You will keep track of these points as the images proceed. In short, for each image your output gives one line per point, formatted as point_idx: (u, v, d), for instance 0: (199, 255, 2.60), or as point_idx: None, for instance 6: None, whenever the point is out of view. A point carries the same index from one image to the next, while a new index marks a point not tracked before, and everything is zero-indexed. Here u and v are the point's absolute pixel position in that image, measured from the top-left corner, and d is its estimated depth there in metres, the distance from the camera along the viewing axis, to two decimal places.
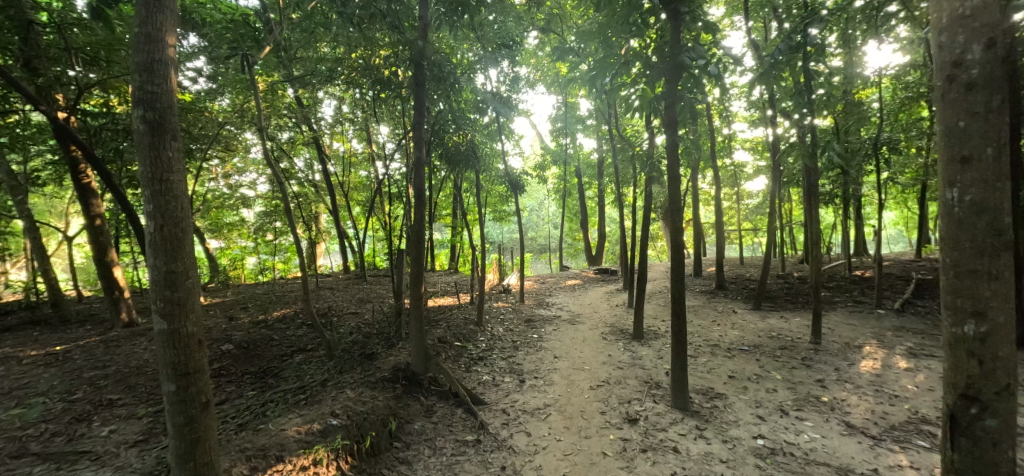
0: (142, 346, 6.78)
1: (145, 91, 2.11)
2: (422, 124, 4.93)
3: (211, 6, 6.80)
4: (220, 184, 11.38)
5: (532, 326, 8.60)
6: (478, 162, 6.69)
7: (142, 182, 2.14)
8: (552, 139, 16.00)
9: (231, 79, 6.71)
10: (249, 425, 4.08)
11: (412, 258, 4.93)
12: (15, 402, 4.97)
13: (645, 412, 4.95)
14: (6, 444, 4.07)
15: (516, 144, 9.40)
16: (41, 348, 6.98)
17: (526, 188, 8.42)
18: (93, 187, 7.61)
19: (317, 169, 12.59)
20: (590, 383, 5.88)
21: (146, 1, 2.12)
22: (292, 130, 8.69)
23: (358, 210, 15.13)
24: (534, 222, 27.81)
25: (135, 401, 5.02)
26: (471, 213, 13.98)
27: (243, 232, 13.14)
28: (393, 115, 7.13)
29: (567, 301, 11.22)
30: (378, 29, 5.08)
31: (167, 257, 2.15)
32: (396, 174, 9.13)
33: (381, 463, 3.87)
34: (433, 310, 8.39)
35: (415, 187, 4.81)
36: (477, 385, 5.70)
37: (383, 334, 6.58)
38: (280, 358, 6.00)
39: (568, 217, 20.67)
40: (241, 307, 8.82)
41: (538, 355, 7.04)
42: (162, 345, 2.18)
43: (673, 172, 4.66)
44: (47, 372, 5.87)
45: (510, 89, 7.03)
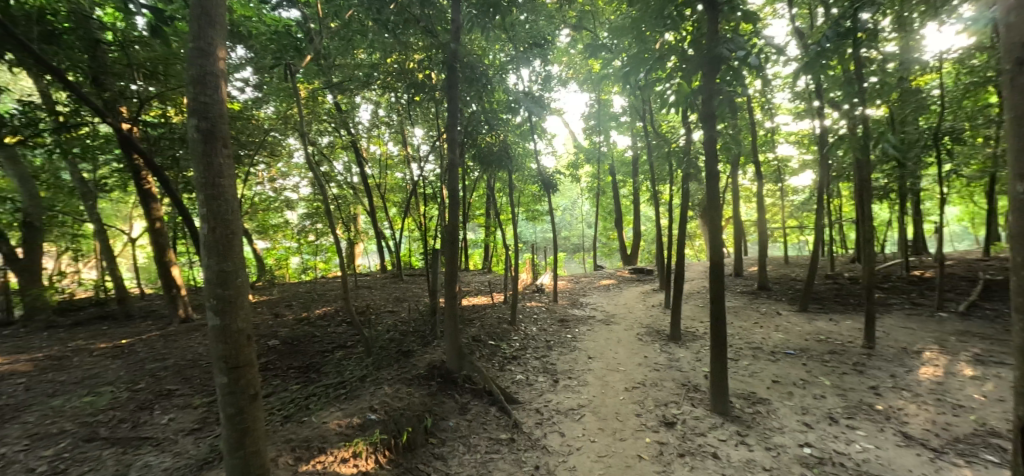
0: (197, 340, 7.24)
1: (198, 102, 2.23)
2: (455, 126, 4.98)
3: (257, 20, 7.18)
4: (266, 188, 12.01)
5: (565, 326, 8.55)
6: (511, 163, 6.72)
7: (197, 188, 2.28)
8: (585, 138, 15.85)
9: (276, 88, 7.07)
10: (294, 418, 4.27)
11: (446, 258, 5.01)
12: (88, 390, 5.42)
13: (683, 416, 4.82)
14: (79, 429, 4.45)
15: (549, 143, 9.38)
16: (109, 341, 7.57)
17: (559, 187, 8.37)
18: (153, 192, 8.18)
19: (355, 172, 13.03)
20: (625, 385, 5.78)
21: (198, 17, 2.25)
22: (332, 135, 9.03)
23: (395, 211, 15.57)
24: (568, 221, 27.62)
25: (191, 391, 5.36)
26: (504, 213, 14.08)
27: (288, 233, 13.80)
28: (427, 117, 7.27)
29: (601, 301, 11.08)
30: (412, 35, 5.20)
31: (219, 257, 2.28)
32: (431, 175, 9.30)
33: (417, 458, 3.94)
34: (467, 309, 8.50)
35: (449, 188, 4.86)
36: (511, 383, 5.72)
37: (418, 333, 6.74)
38: (322, 354, 6.25)
39: (602, 216, 20.42)
40: (286, 305, 9.25)
41: (572, 355, 6.98)
42: (215, 340, 2.31)
43: (712, 168, 4.50)
44: (115, 363, 6.37)
45: (542, 88, 7.01)
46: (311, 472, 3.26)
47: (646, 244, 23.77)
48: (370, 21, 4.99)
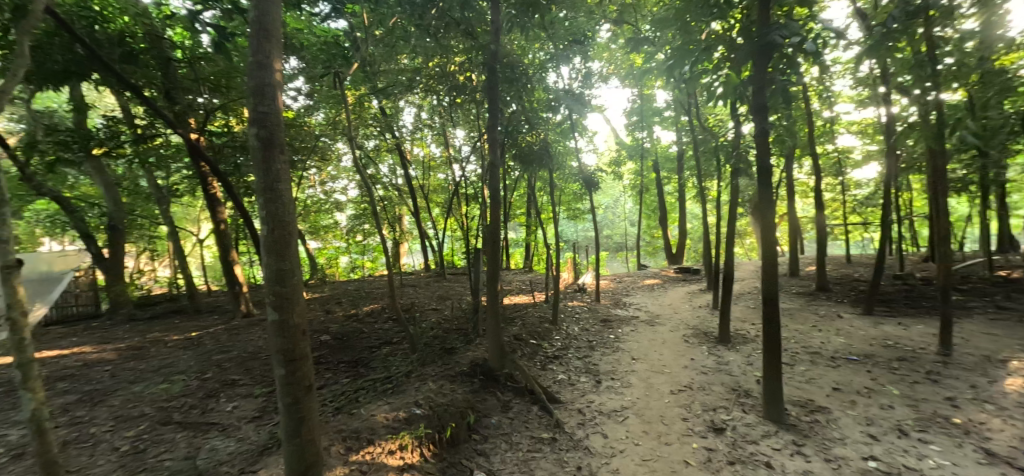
0: (257, 334, 7.74)
1: (258, 112, 2.38)
2: (496, 125, 5.01)
3: (308, 32, 7.56)
4: (317, 191, 12.69)
5: (608, 326, 8.42)
6: (552, 162, 6.69)
7: (258, 192, 2.43)
8: (627, 135, 15.50)
9: (326, 95, 7.43)
10: (345, 409, 4.48)
11: (488, 257, 5.06)
12: (163, 378, 5.93)
13: (733, 422, 4.61)
14: (156, 413, 4.88)
15: (590, 141, 9.24)
16: (181, 334, 8.25)
17: (601, 185, 8.24)
18: (218, 196, 8.79)
19: (400, 174, 13.46)
20: (670, 388, 5.61)
21: (256, 33, 2.40)
22: (378, 138, 9.37)
23: (438, 211, 15.98)
24: (610, 220, 27.12)
25: (252, 382, 5.73)
26: (545, 212, 14.04)
27: (338, 233, 14.48)
28: (468, 118, 7.38)
29: (645, 301, 10.82)
30: (452, 38, 5.29)
31: (277, 257, 2.42)
32: (472, 175, 9.44)
33: (461, 453, 4.01)
34: (508, 308, 8.56)
35: (489, 188, 4.89)
36: (553, 383, 5.70)
37: (461, 331, 6.87)
38: (369, 349, 6.51)
39: (646, 214, 19.91)
40: (336, 302, 9.71)
41: (615, 356, 6.86)
42: (274, 333, 2.46)
43: (763, 163, 4.27)
44: (186, 354, 6.93)
45: (582, 85, 6.91)
46: (361, 461, 3.40)
47: (693, 243, 22.92)
48: (412, 27, 5.12)
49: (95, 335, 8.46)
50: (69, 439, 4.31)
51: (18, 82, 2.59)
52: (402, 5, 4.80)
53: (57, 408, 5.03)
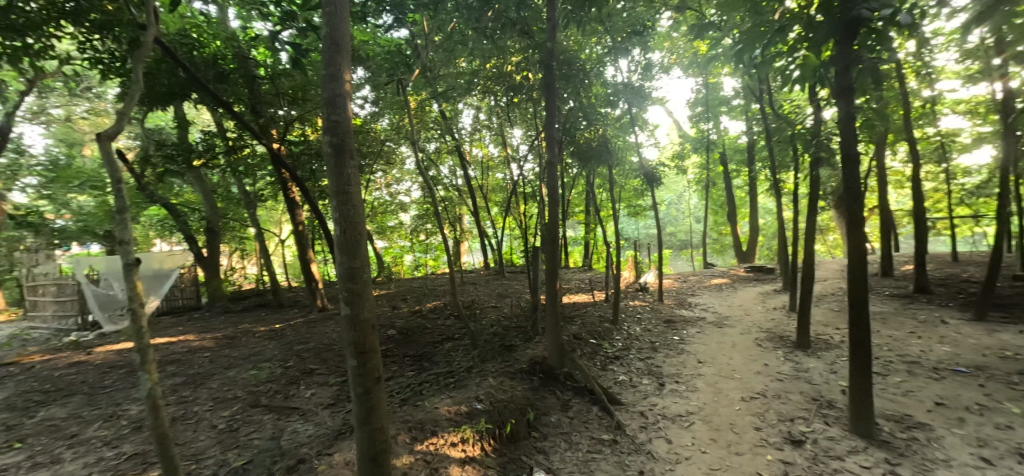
0: (331, 328, 8.34)
1: (331, 121, 2.54)
2: (554, 123, 4.98)
3: (373, 43, 7.98)
4: (383, 193, 13.40)
5: (672, 327, 8.08)
6: (611, 157, 6.52)
7: (332, 195, 2.59)
8: (692, 126, 14.76)
9: (390, 102, 7.80)
10: (410, 401, 4.69)
11: (547, 255, 5.05)
12: (252, 365, 6.56)
13: (813, 435, 4.24)
14: (247, 396, 5.41)
15: (652, 135, 8.92)
16: (267, 325, 9.07)
17: (663, 180, 7.92)
18: (297, 200, 9.54)
19: (460, 175, 13.83)
20: (740, 395, 5.27)
21: (328, 48, 2.56)
22: (439, 141, 9.69)
23: (496, 210, 16.25)
24: (674, 217, 25.95)
25: (327, 371, 6.17)
26: (605, 209, 13.73)
27: (403, 233, 15.19)
28: (526, 117, 7.41)
29: (712, 302, 10.27)
30: (509, 39, 5.33)
31: (348, 255, 2.56)
32: (530, 174, 9.48)
33: (521, 450, 4.05)
34: (567, 307, 8.49)
35: (548, 187, 4.88)
36: (614, 384, 5.58)
37: (521, 328, 6.93)
38: (432, 345, 6.76)
39: (713, 209, 18.85)
40: (401, 298, 10.17)
41: (679, 358, 6.58)
42: (347, 326, 2.61)
43: (849, 150, 3.88)
44: (271, 344, 7.61)
45: (643, 77, 6.67)
46: (426, 451, 3.54)
47: (765, 240, 21.36)
48: (469, 30, 5.21)
49: (197, 325, 9.55)
50: (178, 415, 4.91)
51: (135, 103, 2.95)
52: (459, 10, 4.87)
53: (168, 388, 5.76)
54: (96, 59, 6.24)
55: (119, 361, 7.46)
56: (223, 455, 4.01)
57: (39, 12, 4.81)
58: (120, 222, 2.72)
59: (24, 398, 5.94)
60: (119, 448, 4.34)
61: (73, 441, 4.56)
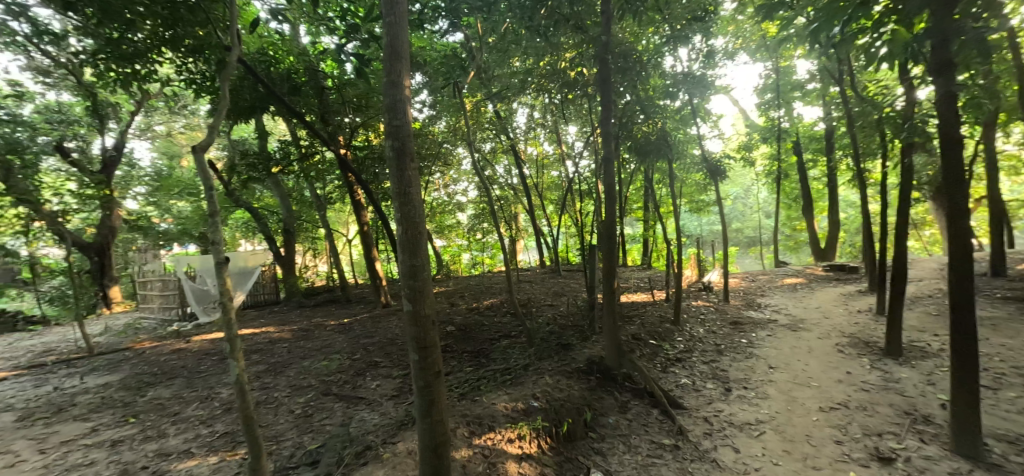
0: (395, 323, 8.76)
1: (393, 125, 2.66)
2: (610, 118, 4.88)
3: (430, 48, 8.23)
4: (441, 193, 13.84)
5: (739, 329, 7.63)
6: (671, 151, 6.27)
7: (394, 197, 2.70)
8: (760, 115, 13.83)
9: (448, 105, 8.03)
10: (468, 395, 4.81)
11: (604, 253, 4.96)
12: (325, 356, 7.06)
13: (906, 453, 3.81)
14: (319, 385, 5.82)
15: (715, 125, 8.47)
16: (337, 320, 9.71)
17: (728, 173, 7.51)
18: (362, 201, 10.09)
19: (515, 174, 13.97)
20: (818, 405, 4.87)
21: (388, 56, 2.67)
22: (494, 141, 9.84)
23: (552, 209, 16.20)
24: (741, 212, 24.44)
25: (391, 364, 6.49)
26: (664, 205, 13.25)
27: (460, 232, 15.72)
28: (581, 113, 7.32)
29: (785, 303, 9.56)
30: (563, 36, 5.30)
31: (410, 254, 2.65)
32: (586, 171, 9.36)
33: (578, 450, 4.00)
34: (625, 306, 8.30)
35: (604, 183, 4.79)
36: (675, 387, 5.37)
37: (578, 327, 6.85)
38: (490, 341, 6.88)
39: (785, 203, 17.52)
40: (460, 295, 10.46)
41: (747, 362, 6.20)
42: (409, 322, 2.70)
43: (949, 132, 3.45)
44: (341, 337, 8.15)
45: (705, 65, 6.33)
46: (484, 445, 3.61)
47: (847, 235, 19.53)
48: (523, 29, 5.23)
49: (276, 318, 10.43)
50: (261, 400, 5.40)
51: (223, 117, 3.26)
52: (513, 10, 4.86)
53: (253, 375, 6.35)
54: (191, 80, 7.00)
55: (213, 349, 8.35)
56: (299, 438, 4.35)
57: (144, 41, 5.45)
58: (213, 224, 3.04)
59: (138, 379, 6.83)
60: (213, 427, 4.85)
61: (176, 419, 5.16)
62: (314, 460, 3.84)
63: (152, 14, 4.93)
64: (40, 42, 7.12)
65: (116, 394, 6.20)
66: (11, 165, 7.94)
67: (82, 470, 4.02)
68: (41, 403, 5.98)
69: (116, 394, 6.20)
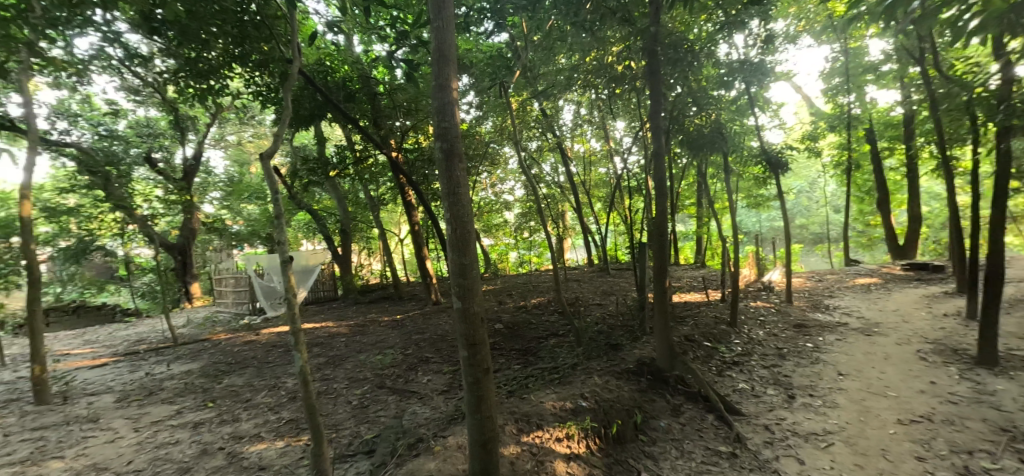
0: (445, 320, 9.01)
1: (441, 127, 2.72)
2: (660, 112, 4.73)
3: (477, 51, 8.35)
4: (489, 193, 14.04)
5: (804, 332, 7.14)
6: (727, 144, 5.96)
7: (444, 198, 2.76)
8: (826, 101, 12.83)
9: (494, 105, 8.14)
10: (517, 393, 4.85)
11: (655, 251, 4.82)
12: (379, 350, 7.39)
13: (1003, 474, 3.40)
14: (374, 379, 6.09)
15: (776, 115, 7.97)
16: (391, 316, 10.13)
17: (791, 165, 7.04)
18: (412, 202, 10.43)
19: (563, 172, 13.92)
20: (896, 417, 4.46)
21: (437, 61, 2.73)
22: (541, 139, 9.84)
23: (599, 206, 15.97)
24: (805, 207, 22.83)
25: (440, 360, 6.68)
26: (719, 201, 12.65)
27: (507, 231, 15.91)
28: (629, 108, 7.16)
29: (857, 305, 8.81)
30: (609, 29, 5.18)
31: (459, 253, 2.69)
32: (635, 167, 9.12)
33: (628, 453, 3.91)
34: (678, 306, 8.02)
35: (655, 179, 4.64)
36: (732, 392, 5.12)
37: (627, 327, 6.71)
38: (538, 340, 6.90)
39: (856, 197, 16.14)
40: (508, 294, 10.57)
41: (813, 368, 5.79)
42: (459, 320, 2.75)
43: None
44: (395, 332, 8.50)
45: (763, 51, 5.96)
46: (532, 443, 3.63)
47: (930, 231, 17.71)
48: (568, 25, 5.16)
49: (335, 314, 11.04)
50: (321, 390, 5.75)
51: (287, 125, 3.47)
52: (558, 6, 4.82)
53: (315, 366, 6.77)
54: (257, 92, 7.53)
55: (279, 341, 8.97)
56: (356, 428, 4.58)
57: (217, 58, 5.94)
58: (278, 226, 3.26)
59: (215, 367, 7.49)
60: (279, 414, 5.23)
61: (247, 405, 5.61)
62: (370, 448, 4.04)
63: (223, 33, 5.34)
64: (132, 64, 7.94)
65: (196, 380, 6.83)
66: (109, 175, 8.89)
67: (169, 447, 4.47)
68: (136, 386, 6.71)
69: (196, 380, 6.83)
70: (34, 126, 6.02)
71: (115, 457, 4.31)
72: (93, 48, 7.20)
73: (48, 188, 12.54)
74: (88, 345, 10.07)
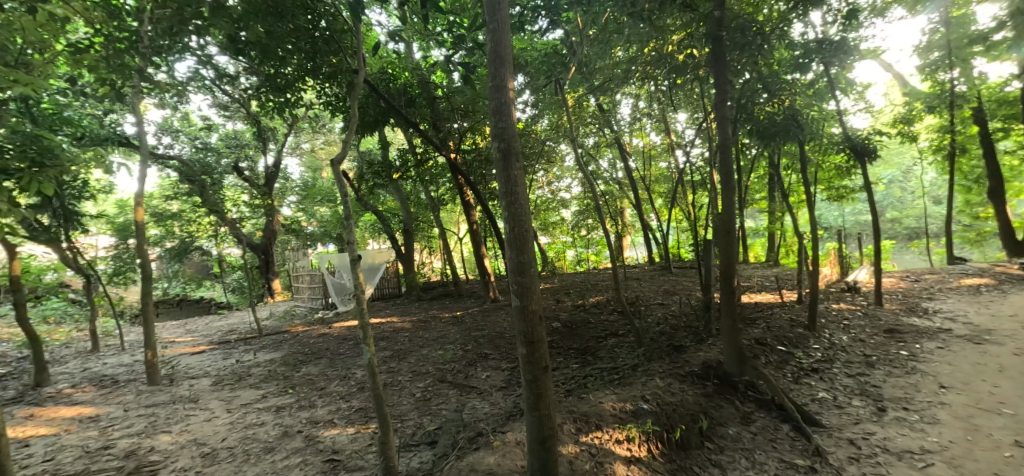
0: (503, 317, 9.18)
1: (498, 128, 2.76)
2: (726, 101, 4.48)
3: (532, 49, 8.38)
4: (545, 191, 14.07)
5: (897, 338, 6.42)
6: (804, 132, 5.50)
7: (502, 197, 2.79)
8: (923, 79, 11.43)
9: (550, 102, 8.14)
10: (575, 392, 4.81)
11: (721, 249, 4.57)
12: (440, 345, 7.68)
13: None
14: (436, 373, 6.33)
15: (861, 97, 7.23)
16: (451, 312, 10.48)
17: (880, 152, 6.36)
18: (470, 201, 10.69)
19: (621, 168, 13.63)
20: (1013, 438, 3.88)
21: (493, 63, 2.77)
22: (598, 134, 9.69)
23: (660, 202, 15.42)
24: (897, 198, 20.47)
25: (499, 357, 6.79)
26: (795, 194, 11.73)
27: (564, 229, 15.85)
28: (692, 99, 6.85)
29: (964, 308, 7.77)
30: (669, 17, 4.96)
31: (517, 251, 2.71)
32: (699, 161, 8.70)
33: (693, 459, 3.74)
34: (748, 307, 7.54)
35: (721, 172, 4.39)
36: (810, 401, 4.73)
37: (691, 328, 6.42)
38: (596, 339, 6.81)
39: (961, 186, 14.25)
40: (565, 292, 10.53)
41: (909, 379, 5.19)
42: (517, 317, 2.78)
43: None
44: (455, 328, 8.78)
45: (846, 29, 5.44)
46: (592, 444, 3.58)
47: None
48: (624, 17, 5.00)
49: (399, 310, 11.61)
50: (388, 382, 6.08)
51: (354, 132, 3.69)
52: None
53: (382, 359, 7.17)
54: (328, 102, 8.04)
55: (349, 335, 9.60)
56: (420, 419, 4.79)
57: (293, 73, 6.47)
58: (348, 227, 3.47)
59: (294, 356, 8.17)
60: (350, 402, 5.59)
61: (322, 392, 6.07)
62: (432, 440, 4.21)
63: (298, 50, 5.75)
64: (221, 83, 8.82)
65: (279, 368, 7.49)
66: (205, 184, 9.95)
67: (256, 428, 4.94)
68: (229, 372, 7.49)
69: (279, 368, 7.49)
70: (146, 143, 6.89)
71: (211, 434, 4.84)
72: (190, 71, 8.11)
73: (157, 196, 14.32)
74: (190, 334, 11.39)
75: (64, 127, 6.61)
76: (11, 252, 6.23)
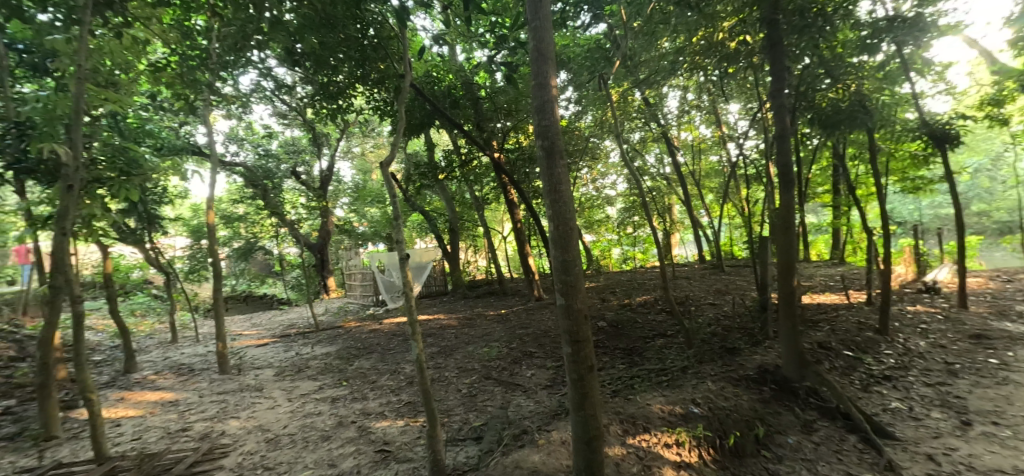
0: (548, 315, 9.17)
1: (541, 126, 2.75)
2: (783, 89, 4.23)
3: (574, 45, 8.31)
4: (590, 188, 13.89)
5: (985, 345, 5.79)
6: (873, 118, 5.07)
7: (546, 195, 2.79)
8: (1018, 54, 10.14)
9: (593, 99, 8.05)
10: (621, 393, 4.72)
11: (779, 246, 4.31)
12: (485, 343, 7.79)
13: None
14: (480, 370, 6.43)
15: (940, 78, 6.56)
16: (495, 310, 10.60)
17: (963, 138, 5.75)
18: (514, 200, 10.75)
19: (668, 163, 13.19)
20: None
21: (536, 60, 2.76)
22: (644, 129, 9.42)
23: (712, 198, 14.77)
24: (987, 189, 18.34)
25: (543, 355, 6.79)
26: (863, 187, 10.85)
27: (609, 226, 15.58)
28: (747, 88, 6.50)
29: None
30: (720, 3, 4.73)
31: (561, 249, 2.68)
32: (753, 153, 8.24)
33: (748, 468, 3.57)
34: (809, 308, 7.06)
35: (778, 164, 4.14)
36: (881, 411, 4.37)
37: (746, 330, 6.11)
38: (644, 340, 6.64)
39: None
40: (611, 291, 10.35)
41: (1000, 390, 4.66)
42: (562, 316, 2.76)
43: None
44: (499, 326, 8.88)
45: (921, 4, 4.95)
46: (639, 446, 3.49)
47: None
48: (671, 6, 4.83)
49: (446, 307, 11.89)
50: (435, 377, 6.26)
51: (401, 135, 3.81)
52: None
53: (430, 355, 7.39)
54: (377, 106, 8.35)
55: (398, 331, 9.96)
56: (466, 415, 4.89)
57: (345, 81, 6.80)
58: (396, 226, 3.60)
59: (347, 351, 8.59)
60: (399, 396, 5.81)
61: (374, 386, 6.35)
62: (478, 436, 4.29)
63: (348, 58, 6.01)
64: (280, 93, 9.41)
65: (334, 361, 7.91)
66: (267, 188, 10.66)
67: (314, 417, 5.25)
68: (289, 363, 8.01)
69: (334, 361, 7.91)
70: (215, 151, 7.48)
71: (274, 421, 5.20)
72: (252, 83, 8.73)
73: (225, 200, 15.55)
74: (255, 328, 12.28)
75: (147, 139, 7.32)
76: (105, 251, 6.95)
